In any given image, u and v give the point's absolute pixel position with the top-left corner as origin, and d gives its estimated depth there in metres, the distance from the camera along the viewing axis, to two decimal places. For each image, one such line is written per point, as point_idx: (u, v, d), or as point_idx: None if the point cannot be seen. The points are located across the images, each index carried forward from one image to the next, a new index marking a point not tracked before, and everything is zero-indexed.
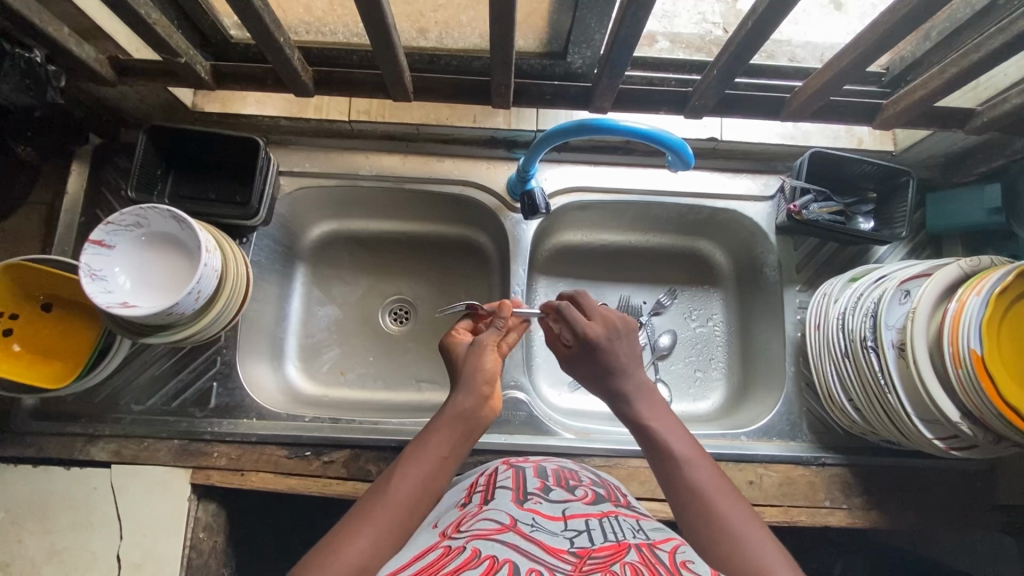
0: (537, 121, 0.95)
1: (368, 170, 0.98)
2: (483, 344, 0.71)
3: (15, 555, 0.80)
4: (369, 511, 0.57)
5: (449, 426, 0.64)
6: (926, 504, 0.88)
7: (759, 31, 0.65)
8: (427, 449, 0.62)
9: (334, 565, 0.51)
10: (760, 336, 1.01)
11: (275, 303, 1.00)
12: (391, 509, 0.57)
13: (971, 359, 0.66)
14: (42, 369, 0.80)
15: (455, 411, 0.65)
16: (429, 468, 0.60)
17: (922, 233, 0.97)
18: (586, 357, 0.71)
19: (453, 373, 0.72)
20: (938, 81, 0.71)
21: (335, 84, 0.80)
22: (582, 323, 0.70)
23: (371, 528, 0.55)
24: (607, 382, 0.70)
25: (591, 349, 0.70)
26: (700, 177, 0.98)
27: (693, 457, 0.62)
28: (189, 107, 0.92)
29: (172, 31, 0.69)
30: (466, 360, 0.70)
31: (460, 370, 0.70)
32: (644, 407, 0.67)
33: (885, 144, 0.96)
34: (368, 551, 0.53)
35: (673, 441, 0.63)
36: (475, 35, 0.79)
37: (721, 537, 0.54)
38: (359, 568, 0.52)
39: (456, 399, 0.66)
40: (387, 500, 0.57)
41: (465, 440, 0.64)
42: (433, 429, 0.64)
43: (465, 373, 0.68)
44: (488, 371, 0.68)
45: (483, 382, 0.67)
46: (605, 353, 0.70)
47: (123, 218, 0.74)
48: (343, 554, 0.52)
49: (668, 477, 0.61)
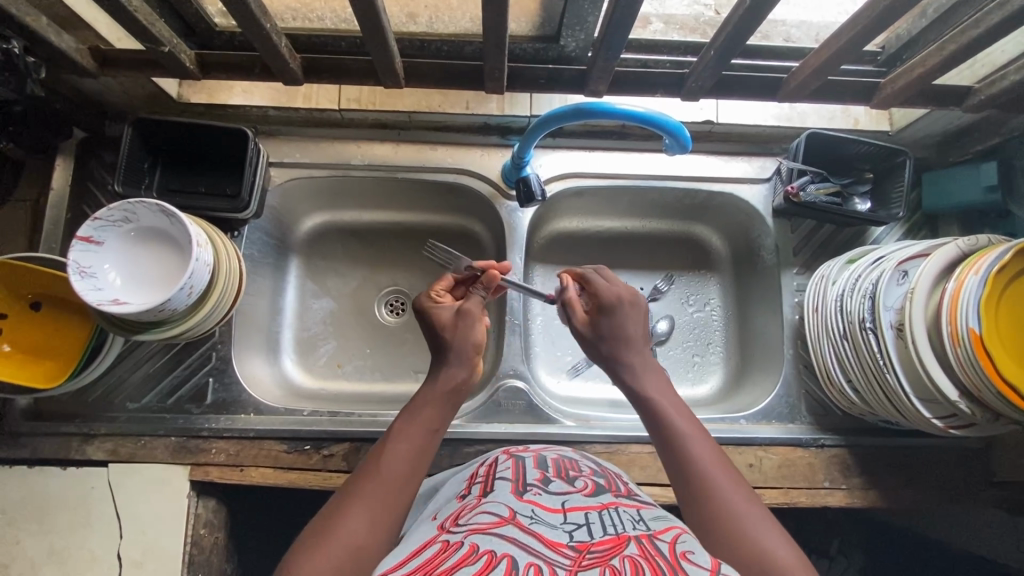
0: (531, 106, 0.94)
1: (361, 160, 0.96)
2: (473, 312, 0.70)
3: (14, 556, 0.80)
4: (363, 489, 0.57)
5: (439, 399, 0.65)
6: (924, 482, 0.89)
7: (754, 13, 0.64)
8: (418, 423, 0.63)
9: (331, 545, 0.51)
10: (758, 320, 1.01)
11: (269, 296, 0.98)
12: (386, 483, 0.57)
13: (970, 337, 0.66)
14: (34, 369, 0.78)
15: (443, 386, 0.66)
16: (421, 442, 0.61)
17: (918, 213, 0.97)
18: (600, 318, 0.70)
19: (433, 338, 0.70)
20: (936, 58, 0.70)
21: (325, 71, 0.78)
22: (605, 288, 0.71)
23: (367, 505, 0.55)
24: (614, 345, 0.69)
25: (610, 310, 0.70)
26: (697, 160, 0.98)
27: (696, 437, 0.61)
28: (175, 98, 0.90)
29: (155, 19, 0.67)
30: (455, 329, 0.68)
31: (447, 336, 0.68)
32: (648, 386, 0.66)
33: (881, 124, 0.96)
34: (366, 529, 0.53)
35: (678, 420, 0.63)
36: (466, 19, 0.78)
37: (722, 514, 0.54)
38: (358, 547, 0.52)
39: (447, 372, 0.67)
40: (382, 476, 0.57)
41: (450, 412, 0.66)
42: (420, 404, 0.65)
43: (455, 342, 0.68)
44: (477, 338, 0.68)
45: (474, 353, 0.68)
46: (621, 317, 0.70)
47: (110, 213, 0.73)
48: (340, 534, 0.52)
49: (670, 455, 0.61)
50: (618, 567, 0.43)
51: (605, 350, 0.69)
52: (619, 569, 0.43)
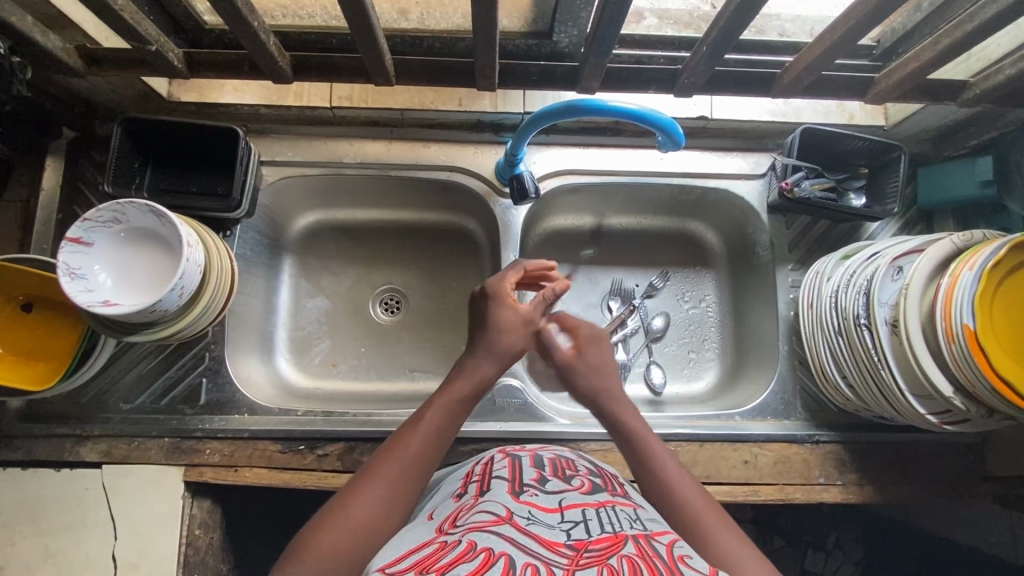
0: (524, 103, 0.94)
1: (353, 158, 0.95)
2: (531, 318, 0.68)
3: (9, 558, 0.80)
4: (378, 472, 0.56)
5: (467, 385, 0.63)
6: (919, 477, 0.89)
7: (747, 8, 0.63)
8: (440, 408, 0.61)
9: (343, 532, 0.51)
10: (753, 316, 1.01)
11: (263, 296, 0.98)
12: (403, 470, 0.56)
13: (964, 333, 0.66)
14: (27, 370, 0.78)
15: (475, 379, 0.64)
16: (441, 429, 0.60)
17: (913, 208, 0.96)
18: (588, 362, 0.69)
19: (483, 326, 0.68)
20: (930, 53, 0.70)
21: (315, 69, 0.77)
22: (589, 330, 0.71)
23: (380, 491, 0.55)
24: (607, 383, 0.68)
25: (598, 353, 0.70)
26: (691, 156, 0.97)
27: (680, 480, 0.59)
28: (165, 97, 0.89)
29: (141, 17, 0.66)
30: (511, 328, 0.67)
31: (500, 330, 0.67)
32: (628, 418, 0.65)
33: (877, 118, 0.96)
34: (378, 516, 0.53)
35: (662, 463, 0.60)
36: (458, 15, 0.79)
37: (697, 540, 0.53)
38: (371, 533, 0.52)
39: (480, 358, 0.65)
40: (402, 461, 0.57)
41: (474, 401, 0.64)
42: (450, 391, 0.63)
43: (501, 341, 0.66)
44: (520, 350, 0.68)
45: (509, 359, 0.67)
46: (606, 355, 0.70)
47: (100, 214, 0.72)
48: (352, 522, 0.52)
49: (657, 503, 0.58)
50: (615, 567, 0.43)
51: (580, 387, 0.68)
52: (616, 568, 0.43)
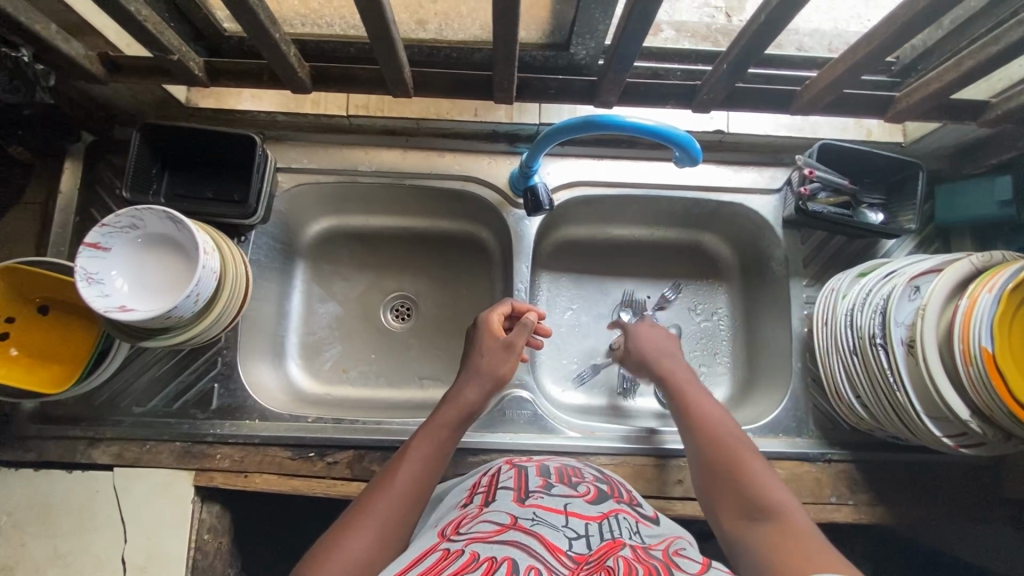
0: (540, 115, 0.93)
1: (368, 167, 0.96)
2: (512, 344, 0.74)
3: (18, 559, 0.80)
4: (374, 504, 0.59)
5: (454, 412, 0.68)
6: (932, 497, 0.88)
7: (770, 26, 0.62)
8: (433, 440, 0.65)
9: (341, 560, 0.53)
10: (766, 330, 1.01)
11: (276, 300, 0.98)
12: (395, 500, 0.59)
13: (982, 356, 0.65)
14: (42, 373, 0.78)
15: (460, 406, 0.69)
16: (432, 459, 0.64)
17: (930, 225, 0.95)
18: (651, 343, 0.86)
19: (471, 355, 0.75)
20: (953, 74, 0.69)
21: (333, 79, 0.78)
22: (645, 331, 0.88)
23: (376, 521, 0.57)
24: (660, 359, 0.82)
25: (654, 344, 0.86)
26: (706, 170, 0.97)
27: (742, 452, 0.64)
28: (183, 102, 0.89)
29: (164, 27, 0.67)
30: (493, 355, 0.73)
31: (482, 356, 0.73)
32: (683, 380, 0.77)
33: (894, 136, 0.95)
34: (376, 546, 0.55)
35: (722, 437, 0.67)
36: (477, 26, 0.77)
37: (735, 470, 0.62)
38: (368, 563, 0.53)
39: (466, 385, 0.71)
40: (392, 494, 0.59)
41: (461, 430, 0.68)
42: (437, 421, 0.67)
43: (484, 366, 0.73)
44: (503, 373, 0.72)
45: (493, 384, 0.72)
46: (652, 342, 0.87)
47: (118, 219, 0.73)
48: (350, 549, 0.54)
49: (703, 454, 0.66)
50: (612, 568, 0.43)
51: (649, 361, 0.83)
52: (614, 568, 0.44)
